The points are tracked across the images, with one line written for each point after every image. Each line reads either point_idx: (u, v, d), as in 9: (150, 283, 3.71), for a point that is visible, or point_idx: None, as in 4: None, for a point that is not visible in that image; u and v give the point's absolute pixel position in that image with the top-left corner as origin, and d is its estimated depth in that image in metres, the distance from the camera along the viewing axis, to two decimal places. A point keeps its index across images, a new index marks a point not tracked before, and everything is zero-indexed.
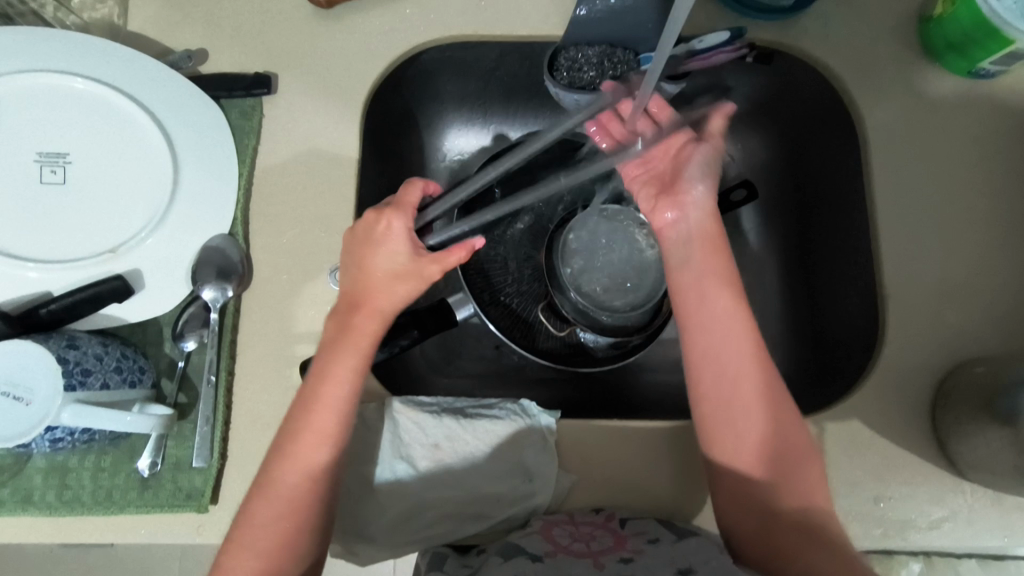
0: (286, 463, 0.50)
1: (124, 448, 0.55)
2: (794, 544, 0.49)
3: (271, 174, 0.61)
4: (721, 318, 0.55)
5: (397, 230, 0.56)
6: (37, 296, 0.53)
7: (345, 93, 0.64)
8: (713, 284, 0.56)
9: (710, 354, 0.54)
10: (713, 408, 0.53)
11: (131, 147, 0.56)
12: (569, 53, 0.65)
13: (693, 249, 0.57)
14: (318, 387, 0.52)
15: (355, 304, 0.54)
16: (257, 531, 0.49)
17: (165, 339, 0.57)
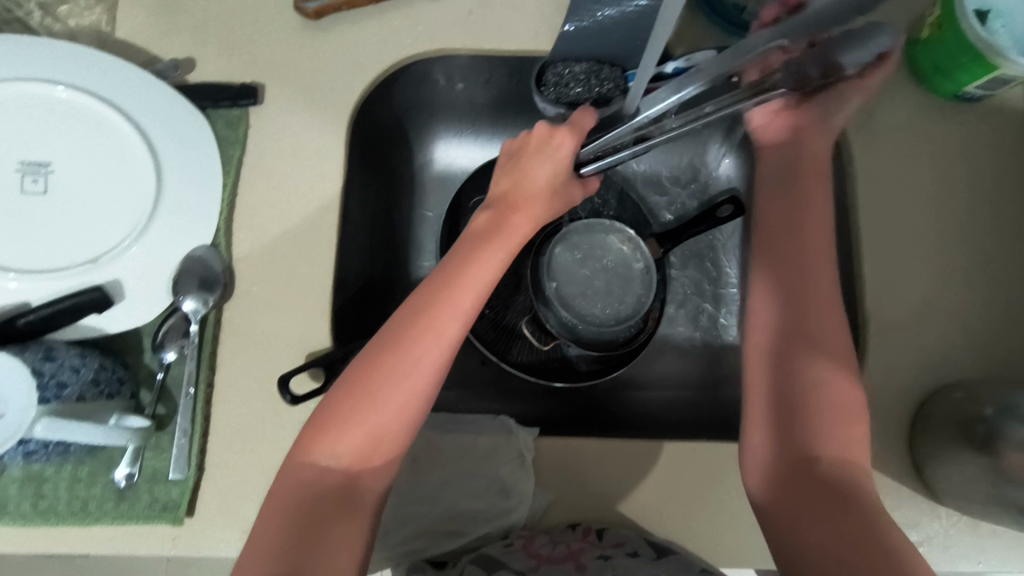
0: (380, 391, 0.50)
1: (102, 459, 0.55)
2: (817, 506, 0.48)
3: (256, 184, 0.61)
4: (763, 305, 0.58)
5: (554, 140, 0.59)
6: (16, 306, 0.52)
7: (332, 104, 0.64)
8: (807, 265, 0.57)
9: (767, 288, 0.58)
10: (761, 344, 0.56)
11: (114, 156, 0.56)
12: (557, 69, 0.66)
13: (787, 211, 0.61)
14: (463, 273, 0.54)
15: (510, 206, 0.59)
16: (334, 451, 0.49)
17: (146, 349, 0.57)
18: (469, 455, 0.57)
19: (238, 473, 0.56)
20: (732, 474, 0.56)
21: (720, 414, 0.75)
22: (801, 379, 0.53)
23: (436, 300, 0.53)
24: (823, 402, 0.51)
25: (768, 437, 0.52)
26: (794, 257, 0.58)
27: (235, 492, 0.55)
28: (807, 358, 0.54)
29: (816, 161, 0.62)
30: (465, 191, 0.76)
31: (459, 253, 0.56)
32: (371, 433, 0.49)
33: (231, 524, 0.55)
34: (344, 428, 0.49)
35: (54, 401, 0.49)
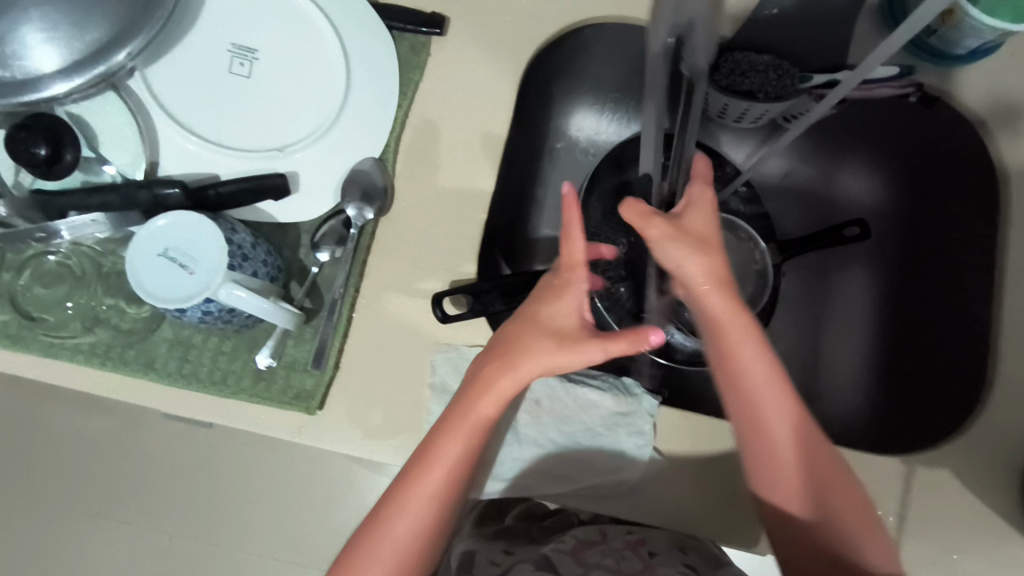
0: (419, 493, 0.48)
1: (247, 338, 0.58)
2: (851, 522, 0.49)
3: (427, 110, 0.63)
4: (760, 365, 0.48)
5: (576, 292, 0.48)
6: (205, 177, 0.55)
7: (511, 48, 0.65)
8: (712, 301, 0.48)
9: (746, 342, 0.48)
10: (778, 384, 0.48)
11: (310, 54, 0.57)
12: (734, 56, 0.65)
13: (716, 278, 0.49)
14: (444, 438, 0.48)
15: (490, 361, 0.48)
16: (392, 530, 0.48)
17: (303, 246, 0.59)
18: (590, 410, 0.58)
19: (369, 378, 0.58)
20: None
21: None
22: (802, 465, 0.49)
23: (462, 399, 0.49)
24: (809, 462, 0.49)
25: (814, 491, 0.49)
26: (754, 336, 0.48)
27: (366, 395, 0.58)
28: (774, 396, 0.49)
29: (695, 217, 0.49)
30: (604, 160, 0.77)
31: (463, 384, 0.50)
32: (413, 524, 0.48)
33: (357, 424, 0.57)
34: (384, 533, 0.48)
35: (237, 269, 0.51)
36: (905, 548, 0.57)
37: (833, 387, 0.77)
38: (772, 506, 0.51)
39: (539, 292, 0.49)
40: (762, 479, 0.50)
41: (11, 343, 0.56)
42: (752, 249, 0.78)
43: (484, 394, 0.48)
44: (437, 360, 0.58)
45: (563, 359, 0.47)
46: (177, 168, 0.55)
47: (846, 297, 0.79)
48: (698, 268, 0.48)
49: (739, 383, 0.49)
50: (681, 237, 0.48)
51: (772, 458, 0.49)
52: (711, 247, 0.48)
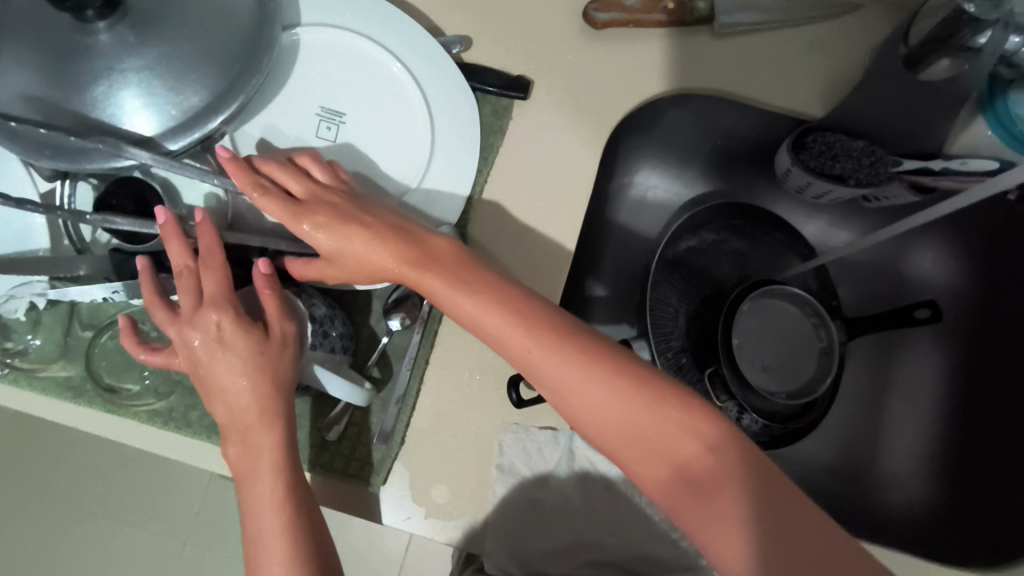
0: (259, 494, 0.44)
1: (312, 405, 0.56)
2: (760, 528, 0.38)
3: (506, 177, 0.62)
4: (590, 398, 0.41)
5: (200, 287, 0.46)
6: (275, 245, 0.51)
7: (594, 116, 0.63)
8: (592, 383, 0.42)
9: (549, 367, 0.42)
10: (587, 405, 0.42)
11: (398, 120, 0.56)
12: (826, 138, 0.64)
13: (566, 371, 0.42)
14: (246, 493, 0.44)
15: (234, 425, 0.45)
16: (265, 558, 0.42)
17: (374, 312, 0.58)
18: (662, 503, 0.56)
19: (434, 454, 0.56)
20: None
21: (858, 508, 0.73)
22: (706, 497, 0.39)
23: (245, 454, 0.45)
24: (675, 454, 0.40)
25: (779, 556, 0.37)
26: (597, 381, 0.42)
27: (429, 471, 0.56)
28: (626, 433, 0.41)
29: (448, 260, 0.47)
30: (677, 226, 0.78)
31: (237, 453, 0.45)
32: None
33: (419, 502, 0.55)
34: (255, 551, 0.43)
35: (317, 347, 0.50)
36: None
37: (891, 471, 0.74)
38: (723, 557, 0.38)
39: (200, 264, 0.46)
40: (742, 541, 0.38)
41: (72, 396, 0.54)
42: (818, 328, 0.76)
43: (235, 418, 0.45)
44: (505, 440, 0.56)
45: (265, 369, 0.45)
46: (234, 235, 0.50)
47: (909, 381, 0.77)
48: (516, 332, 0.43)
49: (642, 436, 0.40)
50: (424, 261, 0.46)
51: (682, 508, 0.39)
52: (443, 262, 0.46)
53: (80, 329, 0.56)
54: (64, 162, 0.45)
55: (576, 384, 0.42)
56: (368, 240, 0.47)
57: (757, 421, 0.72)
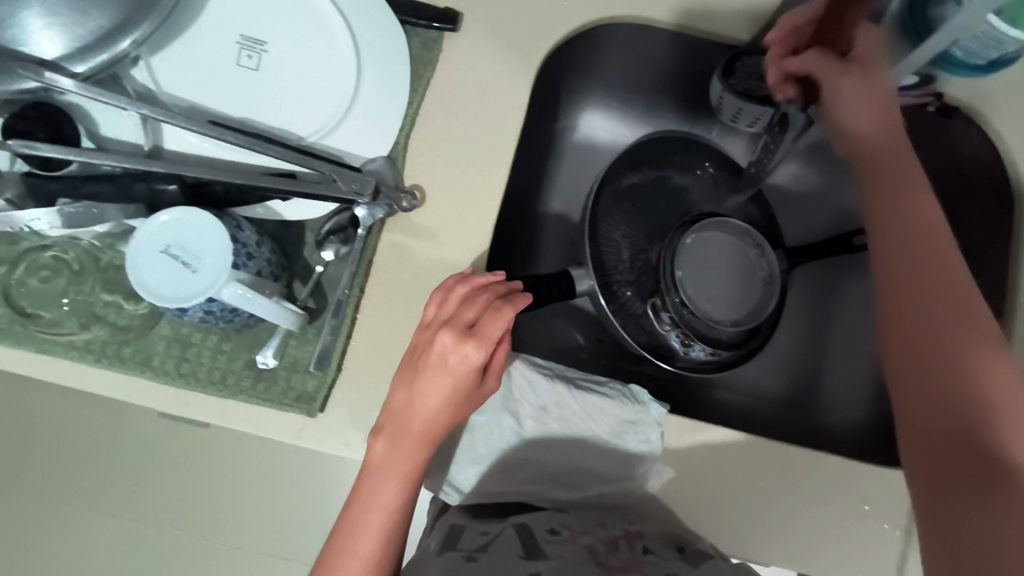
0: (389, 464, 0.50)
1: (248, 338, 0.57)
2: (951, 356, 0.44)
3: (437, 109, 0.61)
4: (934, 247, 0.48)
5: (441, 345, 0.50)
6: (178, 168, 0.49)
7: (525, 45, 0.63)
8: (953, 304, 0.46)
9: (899, 194, 0.51)
10: (929, 246, 0.48)
11: (321, 50, 0.56)
12: (751, 60, 0.66)
13: (905, 225, 0.49)
14: (371, 484, 0.50)
15: (397, 419, 0.50)
16: (384, 501, 0.50)
17: (306, 244, 0.58)
18: (597, 417, 0.57)
19: (372, 379, 0.57)
20: (851, 490, 0.57)
21: (807, 431, 0.77)
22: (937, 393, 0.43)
23: (389, 454, 0.50)
24: (901, 275, 0.47)
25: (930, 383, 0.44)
26: (925, 242, 0.48)
27: (366, 396, 0.57)
28: (947, 285, 0.46)
29: (883, 160, 0.53)
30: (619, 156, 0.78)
31: (377, 446, 0.50)
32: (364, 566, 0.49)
33: (358, 427, 0.56)
34: (373, 495, 0.50)
35: (241, 269, 0.50)
36: (910, 560, 0.56)
37: (840, 388, 0.77)
38: (919, 421, 0.44)
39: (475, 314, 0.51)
40: (903, 361, 0.45)
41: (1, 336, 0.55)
42: (760, 257, 0.77)
43: (408, 413, 0.50)
44: None
45: (466, 404, 0.51)
46: (127, 160, 0.47)
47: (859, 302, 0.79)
48: (900, 233, 0.49)
49: (924, 338, 0.45)
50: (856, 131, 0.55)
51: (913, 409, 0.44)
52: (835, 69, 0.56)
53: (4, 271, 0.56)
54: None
55: (919, 229, 0.49)
56: (888, 140, 0.54)
57: (706, 352, 0.75)
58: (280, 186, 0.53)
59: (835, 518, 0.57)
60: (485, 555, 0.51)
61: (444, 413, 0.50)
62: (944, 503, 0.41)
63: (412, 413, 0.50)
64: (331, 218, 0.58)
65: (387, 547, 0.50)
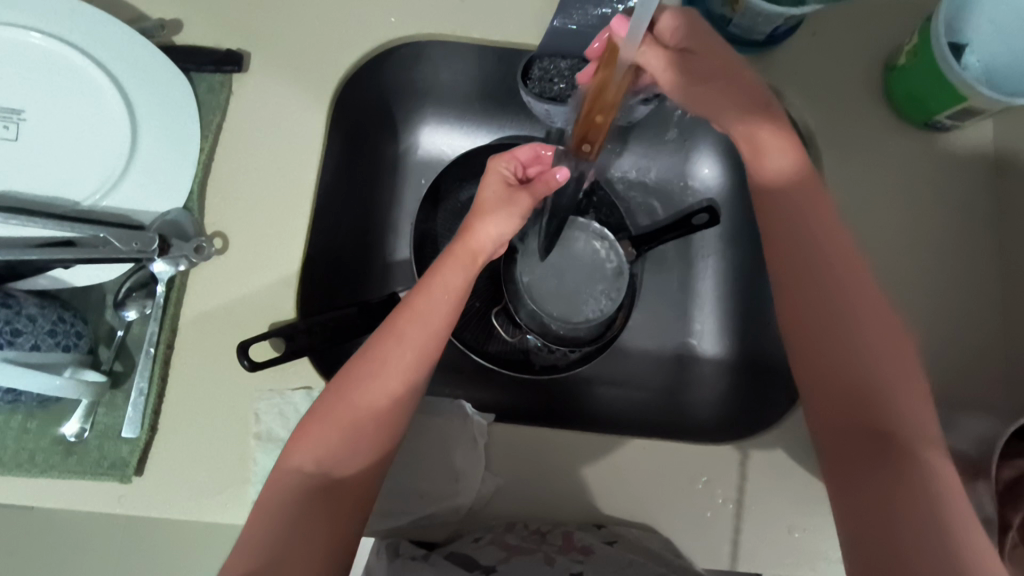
0: (339, 397, 0.50)
1: (55, 411, 0.55)
2: (863, 348, 0.47)
3: (232, 152, 0.61)
4: (829, 225, 0.51)
5: (478, 241, 0.56)
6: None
7: (318, 77, 0.64)
8: (848, 288, 0.49)
9: (797, 179, 0.53)
10: (836, 239, 0.51)
11: (90, 111, 0.56)
12: (543, 63, 0.67)
13: (796, 214, 0.52)
14: (347, 399, 0.50)
15: (387, 333, 0.52)
16: (302, 460, 0.49)
17: (108, 307, 0.57)
18: (423, 438, 0.57)
19: (189, 434, 0.56)
20: (686, 471, 0.57)
21: (683, 417, 0.75)
22: (850, 383, 0.47)
23: (367, 365, 0.51)
24: (831, 274, 0.50)
25: (835, 372, 0.48)
26: (834, 228, 0.51)
27: (184, 453, 0.55)
28: (841, 271, 0.50)
29: (778, 125, 0.54)
30: (450, 164, 0.77)
31: (364, 348, 0.53)
32: (311, 496, 0.48)
33: (177, 486, 0.55)
34: (319, 439, 0.49)
35: (6, 347, 0.49)
36: (746, 533, 0.56)
37: (705, 366, 0.78)
38: (837, 406, 0.48)
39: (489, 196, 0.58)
40: (808, 352, 0.50)
41: None
42: (606, 249, 0.76)
43: (390, 329, 0.53)
44: (261, 408, 0.56)
45: (440, 322, 0.53)
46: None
47: (712, 278, 0.80)
48: (783, 212, 0.53)
49: (822, 334, 0.49)
50: (770, 122, 0.54)
51: (814, 373, 0.49)
52: (710, 53, 0.54)
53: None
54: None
55: (818, 222, 0.51)
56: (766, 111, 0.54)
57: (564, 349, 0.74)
58: (50, 257, 0.52)
59: (674, 502, 0.57)
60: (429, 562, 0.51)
61: (428, 332, 0.53)
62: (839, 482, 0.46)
63: (430, 299, 0.54)
64: (132, 277, 0.57)
65: (333, 537, 0.47)
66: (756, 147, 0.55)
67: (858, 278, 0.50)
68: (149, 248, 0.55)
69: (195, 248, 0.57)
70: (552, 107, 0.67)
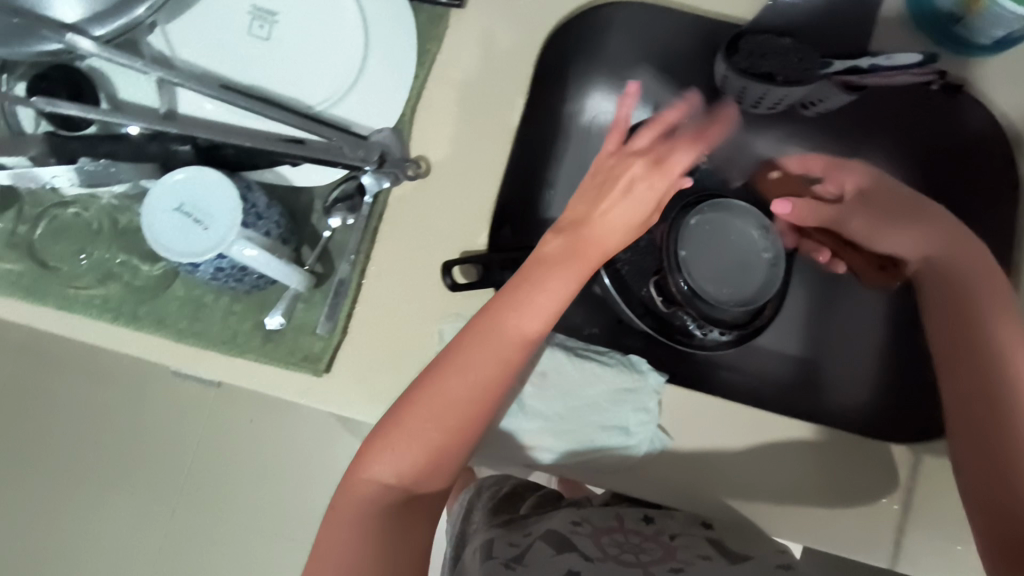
0: (424, 415, 0.50)
1: (257, 301, 0.58)
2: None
3: (443, 83, 0.63)
4: (1001, 352, 0.57)
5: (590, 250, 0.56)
6: (192, 127, 0.51)
7: (532, 25, 0.65)
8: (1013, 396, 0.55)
9: (995, 307, 0.60)
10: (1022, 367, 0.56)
11: (330, 23, 0.58)
12: (757, 39, 0.65)
13: (964, 312, 0.61)
14: (407, 423, 0.50)
15: (453, 357, 0.51)
16: (380, 474, 0.49)
17: (315, 211, 0.59)
18: (595, 387, 0.58)
19: (377, 343, 0.58)
20: (853, 464, 0.58)
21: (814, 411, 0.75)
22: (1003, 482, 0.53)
23: (434, 385, 0.50)
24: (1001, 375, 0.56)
25: (1003, 481, 0.52)
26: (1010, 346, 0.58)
27: (370, 360, 0.58)
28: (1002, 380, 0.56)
29: (960, 238, 0.65)
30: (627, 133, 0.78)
31: (426, 372, 0.52)
32: (380, 512, 0.49)
33: (362, 389, 0.57)
34: (384, 458, 0.49)
35: (251, 228, 0.51)
36: (908, 537, 0.56)
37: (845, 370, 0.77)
38: (996, 505, 0.52)
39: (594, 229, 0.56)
40: (971, 458, 0.54)
41: (22, 293, 0.56)
42: (764, 238, 0.75)
43: (460, 347, 0.52)
44: (446, 329, 0.58)
45: (523, 342, 0.52)
46: (144, 121, 0.50)
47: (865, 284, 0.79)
48: (940, 309, 0.62)
49: (968, 356, 0.58)
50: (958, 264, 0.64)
51: (971, 476, 0.54)
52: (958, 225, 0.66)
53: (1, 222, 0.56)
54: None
55: (1010, 338, 0.58)
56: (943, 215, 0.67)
57: (714, 332, 0.73)
58: (293, 152, 0.54)
59: (835, 491, 0.57)
60: (523, 564, 0.50)
61: (499, 353, 0.51)
62: (989, 514, 0.52)
63: (517, 314, 0.52)
64: (341, 185, 0.59)
65: (409, 555, 0.49)
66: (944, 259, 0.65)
67: (1000, 375, 0.56)
68: (372, 160, 0.57)
69: (402, 166, 0.59)
70: (753, 82, 0.65)
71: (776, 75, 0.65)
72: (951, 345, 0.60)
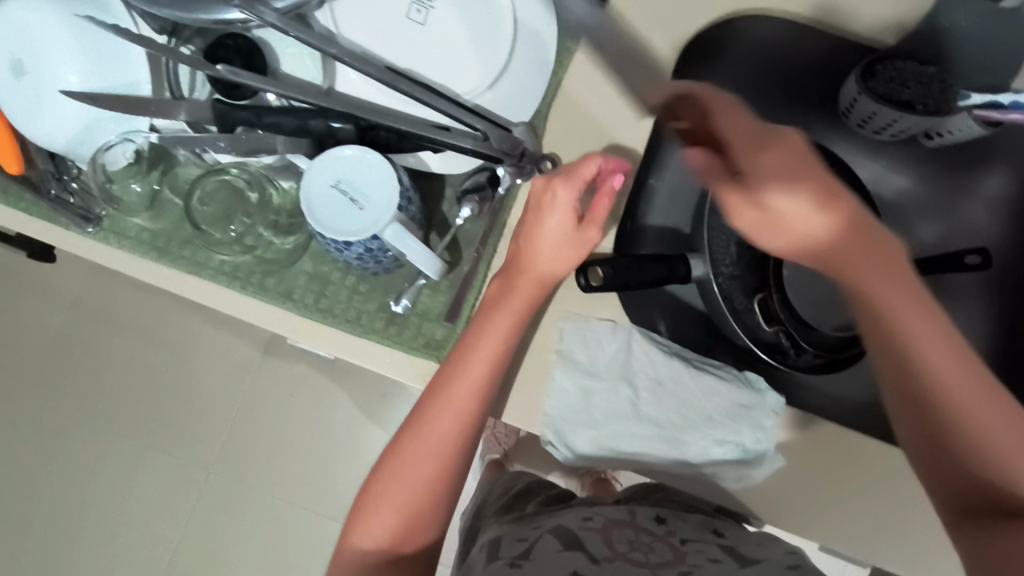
0: (419, 451, 0.54)
1: (382, 284, 0.59)
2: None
3: (578, 83, 0.63)
4: (968, 376, 0.47)
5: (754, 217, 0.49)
6: (350, 105, 0.52)
7: None
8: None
9: (942, 336, 0.47)
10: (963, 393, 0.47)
11: (482, 10, 0.57)
12: (896, 65, 0.65)
13: (948, 358, 0.47)
14: (400, 460, 0.54)
15: (434, 394, 0.55)
16: (362, 539, 0.53)
17: (446, 198, 0.60)
18: (710, 399, 0.58)
19: None
20: None
21: None
22: None
23: (418, 424, 0.55)
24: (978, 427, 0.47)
25: None
26: (982, 401, 0.47)
27: None
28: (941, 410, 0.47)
29: (870, 237, 0.48)
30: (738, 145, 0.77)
31: (412, 415, 0.56)
32: (375, 552, 0.53)
33: None
34: (380, 502, 0.54)
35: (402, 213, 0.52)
36: None
37: None
38: None
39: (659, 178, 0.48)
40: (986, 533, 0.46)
41: (159, 255, 0.57)
42: None
43: (442, 388, 0.54)
44: (566, 328, 0.59)
45: (489, 369, 0.54)
46: (307, 96, 0.51)
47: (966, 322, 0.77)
48: (964, 395, 0.47)
49: (907, 405, 0.49)
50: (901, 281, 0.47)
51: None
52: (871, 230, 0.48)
53: (144, 183, 0.58)
54: (149, 5, 0.48)
55: (975, 403, 0.47)
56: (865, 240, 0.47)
57: None
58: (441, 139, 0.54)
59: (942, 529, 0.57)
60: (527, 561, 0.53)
61: (472, 389, 0.54)
62: None
63: (486, 346, 0.54)
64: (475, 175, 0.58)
65: None
66: (866, 280, 0.47)
67: (950, 438, 0.47)
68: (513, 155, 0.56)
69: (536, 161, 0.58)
70: (890, 111, 0.65)
71: (914, 105, 0.65)
72: (929, 410, 0.48)
